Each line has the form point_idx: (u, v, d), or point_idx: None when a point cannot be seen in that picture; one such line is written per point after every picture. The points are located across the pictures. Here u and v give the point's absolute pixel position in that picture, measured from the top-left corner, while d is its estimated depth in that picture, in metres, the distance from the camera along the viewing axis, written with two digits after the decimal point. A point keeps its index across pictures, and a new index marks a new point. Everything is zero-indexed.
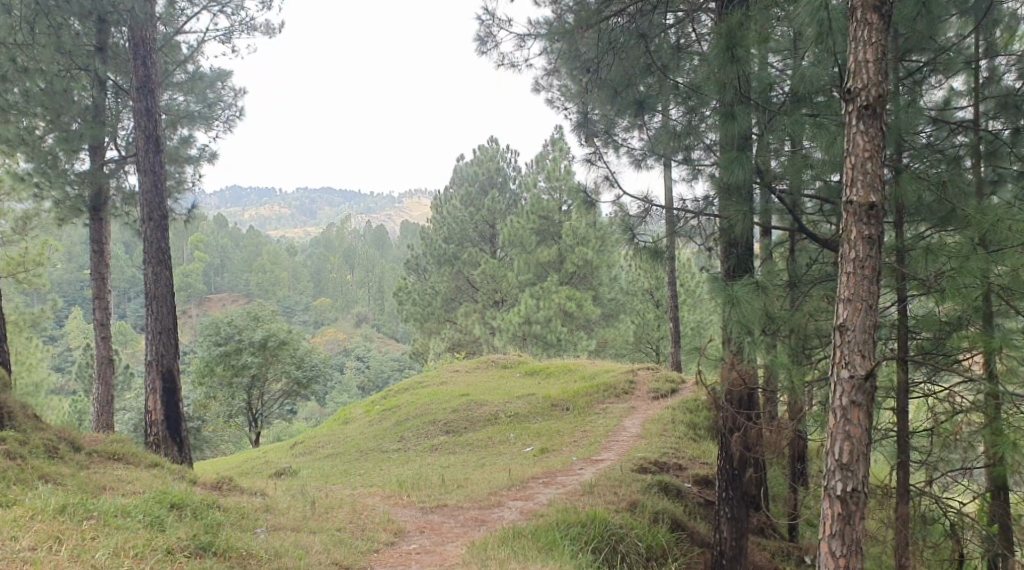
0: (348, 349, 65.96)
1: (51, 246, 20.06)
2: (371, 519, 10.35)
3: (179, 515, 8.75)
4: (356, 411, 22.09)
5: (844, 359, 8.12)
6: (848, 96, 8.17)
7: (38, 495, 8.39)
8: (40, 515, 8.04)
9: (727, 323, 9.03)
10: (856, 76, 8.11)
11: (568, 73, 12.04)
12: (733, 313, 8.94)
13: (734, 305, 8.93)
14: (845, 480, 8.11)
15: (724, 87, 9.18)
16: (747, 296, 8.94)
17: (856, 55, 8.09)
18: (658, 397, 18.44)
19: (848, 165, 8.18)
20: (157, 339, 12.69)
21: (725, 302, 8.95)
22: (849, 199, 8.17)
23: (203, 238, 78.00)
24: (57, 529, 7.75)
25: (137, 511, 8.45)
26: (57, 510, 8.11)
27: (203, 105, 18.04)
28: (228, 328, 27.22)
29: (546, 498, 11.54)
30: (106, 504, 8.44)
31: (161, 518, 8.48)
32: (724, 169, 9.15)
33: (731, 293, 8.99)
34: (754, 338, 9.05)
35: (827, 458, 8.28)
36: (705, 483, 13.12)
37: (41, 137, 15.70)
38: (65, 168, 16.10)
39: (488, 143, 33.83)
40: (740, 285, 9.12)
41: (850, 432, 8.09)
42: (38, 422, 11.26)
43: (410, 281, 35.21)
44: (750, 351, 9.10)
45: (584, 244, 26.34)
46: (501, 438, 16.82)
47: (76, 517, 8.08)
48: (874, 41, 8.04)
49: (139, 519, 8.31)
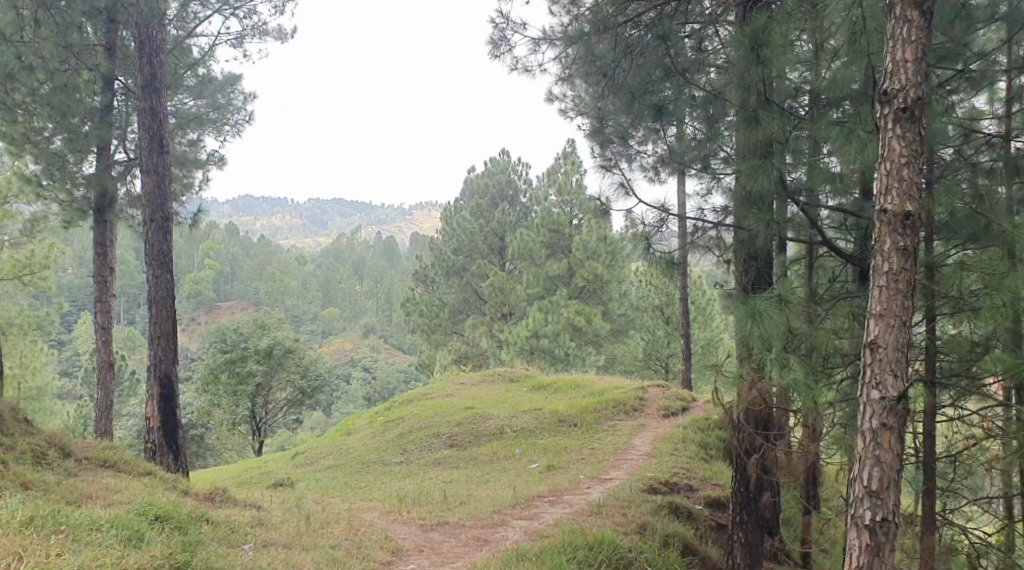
0: (355, 359, 65.50)
1: (57, 249, 19.75)
2: (369, 536, 9.91)
3: (161, 530, 8.27)
4: (360, 422, 21.64)
5: (876, 378, 7.68)
6: (885, 98, 7.75)
7: (5, 505, 7.89)
8: (5, 528, 7.53)
9: (748, 338, 8.61)
10: (893, 76, 7.70)
11: (583, 80, 11.58)
12: (755, 328, 8.50)
13: (756, 319, 8.49)
14: (873, 509, 7.64)
15: (748, 89, 8.75)
16: (770, 311, 8.50)
17: (894, 54, 7.71)
18: (669, 416, 17.95)
19: (883, 171, 7.75)
20: (156, 344, 12.32)
21: (747, 316, 8.50)
22: (883, 208, 7.73)
23: (212, 245, 77.85)
24: (19, 545, 7.25)
25: (115, 525, 7.99)
26: (23, 523, 7.59)
27: (213, 109, 17.72)
28: (234, 336, 26.87)
29: (552, 518, 11.08)
30: (78, 517, 7.96)
31: (142, 532, 8.04)
32: (748, 176, 8.71)
33: (752, 307, 8.56)
34: (776, 357, 8.58)
35: (854, 484, 7.82)
36: (717, 505, 12.61)
37: (48, 138, 15.36)
38: (74, 170, 15.76)
39: (500, 155, 33.58)
40: (760, 299, 8.69)
41: (880, 458, 7.64)
42: (29, 427, 10.91)
43: (418, 292, 34.82)
44: (771, 370, 8.60)
45: (595, 258, 25.95)
46: (506, 454, 16.36)
47: (44, 531, 7.57)
48: (914, 39, 7.65)
49: (114, 533, 7.85)
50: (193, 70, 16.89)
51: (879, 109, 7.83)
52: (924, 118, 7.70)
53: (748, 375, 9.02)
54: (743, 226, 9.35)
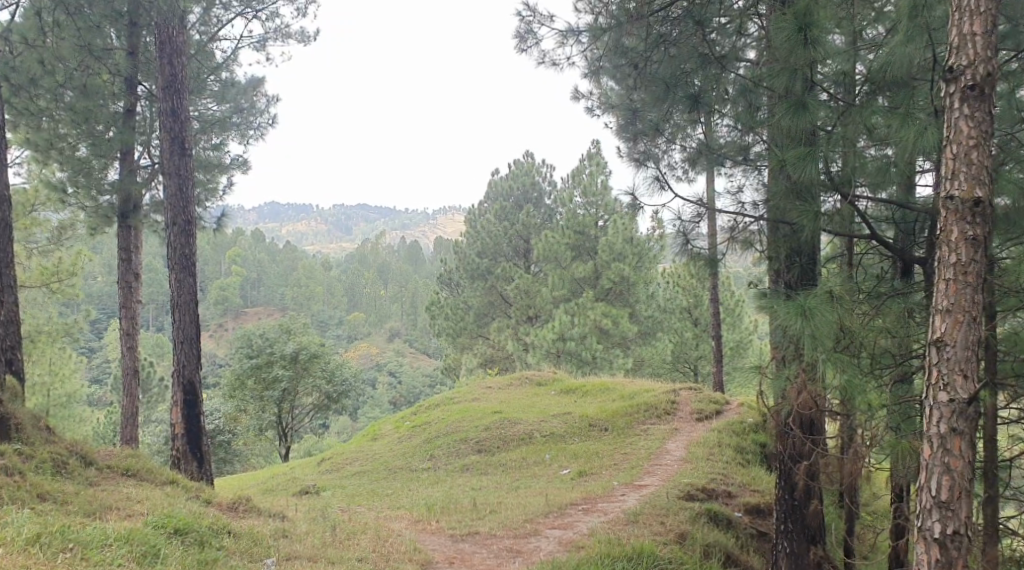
0: (381, 364, 65.30)
1: (85, 257, 19.48)
2: (396, 547, 9.52)
3: (179, 546, 7.92)
4: (386, 427, 21.30)
5: (944, 380, 7.21)
6: (950, 75, 7.29)
7: (13, 521, 7.51)
8: (10, 546, 7.13)
9: (798, 337, 8.14)
10: (959, 52, 7.25)
11: (613, 73, 11.13)
12: (806, 326, 7.99)
13: (807, 317, 7.99)
14: (943, 521, 7.17)
15: (794, 72, 8.31)
16: (822, 308, 8.01)
17: (960, 28, 7.25)
18: (702, 420, 17.45)
19: (949, 155, 7.28)
20: (180, 350, 12.05)
21: (798, 314, 8.01)
22: (950, 194, 7.27)
23: (239, 251, 78.15)
24: (23, 566, 6.82)
25: (131, 542, 7.59)
26: (28, 540, 7.19)
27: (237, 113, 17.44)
28: (260, 341, 26.70)
29: (588, 527, 10.65)
30: (90, 533, 7.57)
31: (158, 548, 7.66)
32: (794, 166, 8.25)
33: (803, 304, 8.07)
34: (830, 357, 8.10)
35: (920, 494, 7.35)
36: (757, 512, 12.13)
37: (73, 145, 15.17)
38: (100, 177, 15.53)
39: (524, 156, 33.28)
40: (811, 296, 8.22)
41: (950, 465, 7.17)
42: (50, 434, 10.64)
43: (443, 296, 34.44)
44: (822, 372, 8.14)
45: (622, 259, 25.41)
46: (536, 459, 15.97)
47: (50, 549, 7.17)
48: (983, 11, 7.19)
49: (130, 550, 7.47)
50: (217, 73, 16.63)
51: (944, 88, 7.37)
52: (994, 96, 7.23)
53: (798, 377, 8.53)
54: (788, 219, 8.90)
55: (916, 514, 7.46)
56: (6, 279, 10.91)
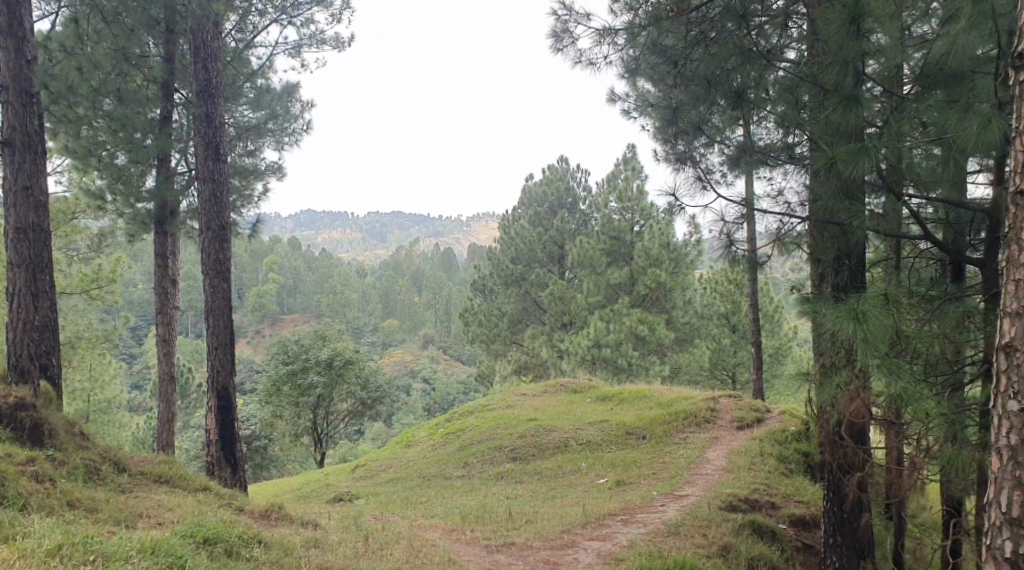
0: (416, 371, 65.35)
1: (124, 264, 19.54)
2: (430, 558, 9.28)
3: (206, 558, 7.72)
4: (420, 433, 21.09)
5: (1013, 387, 6.82)
6: (1019, 62, 6.92)
7: (36, 532, 7.30)
8: (30, 558, 6.91)
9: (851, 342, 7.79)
10: None
11: (652, 71, 10.83)
12: (860, 330, 7.64)
13: (862, 320, 7.64)
14: (1015, 539, 6.77)
15: (846, 65, 8.02)
16: (875, 312, 7.67)
17: None
18: (743, 428, 17.04)
19: (1018, 148, 6.91)
20: (214, 355, 11.93)
21: (850, 316, 7.68)
22: (1018, 190, 6.89)
23: (276, 259, 78.69)
24: None
25: (156, 552, 7.38)
26: (49, 552, 6.96)
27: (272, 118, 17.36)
28: (296, 347, 26.64)
29: (627, 539, 10.35)
30: (115, 543, 7.34)
31: (184, 558, 7.46)
32: (844, 163, 7.91)
33: (855, 307, 7.73)
34: (885, 362, 7.75)
35: (989, 510, 6.96)
36: (802, 524, 11.74)
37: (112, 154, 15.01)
38: (138, 184, 15.26)
39: (558, 161, 33.01)
40: (864, 298, 7.89)
41: (1022, 479, 6.78)
42: (84, 441, 10.55)
43: (477, 302, 34.18)
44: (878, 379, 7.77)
45: (658, 265, 25.02)
46: (572, 468, 15.68)
47: (72, 562, 6.91)
48: None
49: (157, 561, 7.27)
50: (252, 79, 16.55)
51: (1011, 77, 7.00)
52: None
53: (851, 384, 8.18)
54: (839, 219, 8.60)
55: (983, 531, 7.08)
56: (42, 285, 10.85)
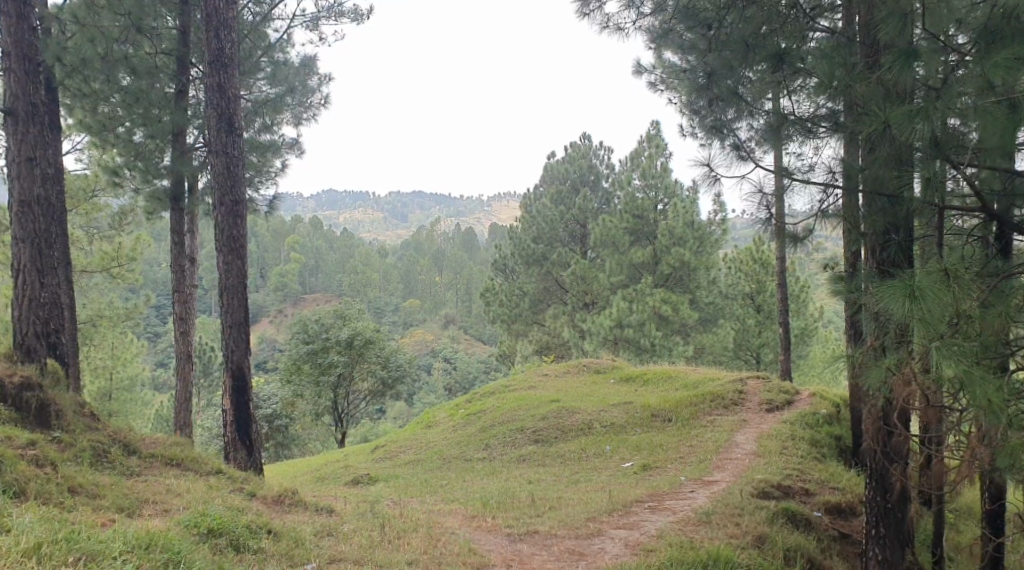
0: (437, 350, 65.04)
1: (144, 241, 19.16)
2: (449, 548, 8.82)
3: (207, 553, 7.27)
4: (440, 415, 20.65)
5: None
6: None
7: (21, 524, 6.85)
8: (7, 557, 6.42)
9: (909, 323, 7.24)
10: None
11: (685, 34, 10.23)
12: (919, 308, 7.11)
13: (921, 297, 7.11)
14: None
15: (904, 17, 7.63)
16: (935, 289, 7.14)
17: None
18: (772, 410, 16.51)
19: None
20: (229, 334, 11.52)
21: (907, 295, 7.15)
22: None
23: (297, 238, 78.46)
24: None
25: (154, 548, 6.95)
26: (26, 552, 6.43)
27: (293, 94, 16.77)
28: (316, 326, 26.25)
29: (656, 528, 9.89)
30: (104, 541, 6.84)
31: (182, 554, 7.01)
32: (899, 126, 7.38)
33: (912, 285, 7.21)
34: (945, 341, 7.21)
35: None
36: (839, 511, 11.25)
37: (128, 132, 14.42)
38: (158, 161, 14.63)
39: (580, 139, 32.33)
40: (922, 273, 7.35)
41: None
42: (93, 422, 10.18)
43: (498, 282, 33.61)
44: (938, 359, 7.23)
45: (682, 245, 24.32)
46: (596, 451, 15.20)
47: (52, 562, 6.40)
48: None
49: (153, 557, 6.84)
50: (269, 52, 16.02)
51: None
52: None
53: (903, 366, 7.66)
54: (903, 184, 8.00)
55: None
56: (48, 261, 10.44)
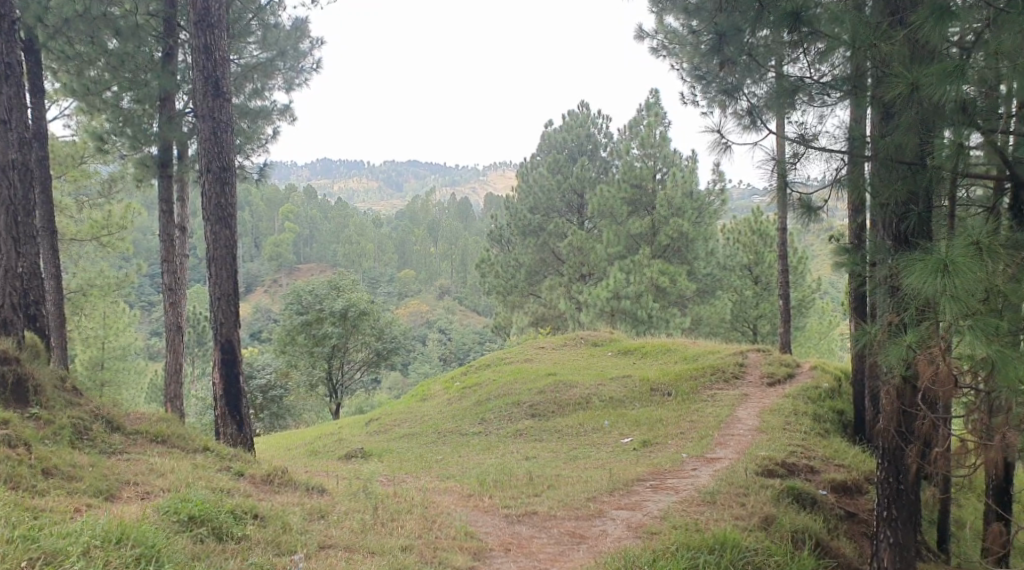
0: (431, 323, 64.63)
1: (133, 209, 18.63)
2: (445, 532, 8.46)
3: (185, 545, 6.90)
4: (435, 387, 20.30)
5: None
6: None
7: None
8: None
9: (937, 299, 6.82)
10: None
11: None
12: (949, 283, 6.70)
13: (951, 272, 6.70)
14: None
15: None
16: (966, 263, 6.73)
17: None
18: (774, 384, 16.16)
19: None
20: (217, 305, 11.08)
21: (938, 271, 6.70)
22: None
23: (291, 207, 77.75)
24: None
25: (128, 543, 6.56)
26: None
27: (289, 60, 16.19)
28: (309, 297, 25.82)
29: (659, 509, 9.54)
30: (72, 537, 6.44)
31: (156, 548, 6.62)
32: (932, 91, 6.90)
33: (944, 259, 6.79)
34: (974, 318, 6.81)
35: None
36: (844, 490, 10.90)
37: (114, 96, 13.85)
38: (147, 127, 14.08)
39: (578, 107, 31.74)
40: (951, 247, 6.93)
41: None
42: (74, 397, 9.76)
43: (493, 252, 33.15)
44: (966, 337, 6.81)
45: (681, 215, 23.84)
46: (594, 426, 14.86)
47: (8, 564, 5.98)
48: None
49: (125, 553, 6.44)
50: (259, 14, 15.39)
51: None
52: None
53: (925, 344, 7.26)
54: (927, 151, 7.56)
55: None
56: (24, 229, 9.94)
